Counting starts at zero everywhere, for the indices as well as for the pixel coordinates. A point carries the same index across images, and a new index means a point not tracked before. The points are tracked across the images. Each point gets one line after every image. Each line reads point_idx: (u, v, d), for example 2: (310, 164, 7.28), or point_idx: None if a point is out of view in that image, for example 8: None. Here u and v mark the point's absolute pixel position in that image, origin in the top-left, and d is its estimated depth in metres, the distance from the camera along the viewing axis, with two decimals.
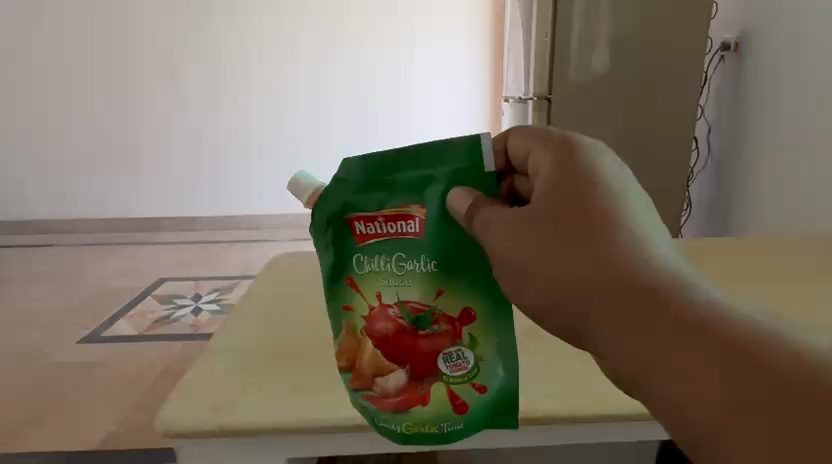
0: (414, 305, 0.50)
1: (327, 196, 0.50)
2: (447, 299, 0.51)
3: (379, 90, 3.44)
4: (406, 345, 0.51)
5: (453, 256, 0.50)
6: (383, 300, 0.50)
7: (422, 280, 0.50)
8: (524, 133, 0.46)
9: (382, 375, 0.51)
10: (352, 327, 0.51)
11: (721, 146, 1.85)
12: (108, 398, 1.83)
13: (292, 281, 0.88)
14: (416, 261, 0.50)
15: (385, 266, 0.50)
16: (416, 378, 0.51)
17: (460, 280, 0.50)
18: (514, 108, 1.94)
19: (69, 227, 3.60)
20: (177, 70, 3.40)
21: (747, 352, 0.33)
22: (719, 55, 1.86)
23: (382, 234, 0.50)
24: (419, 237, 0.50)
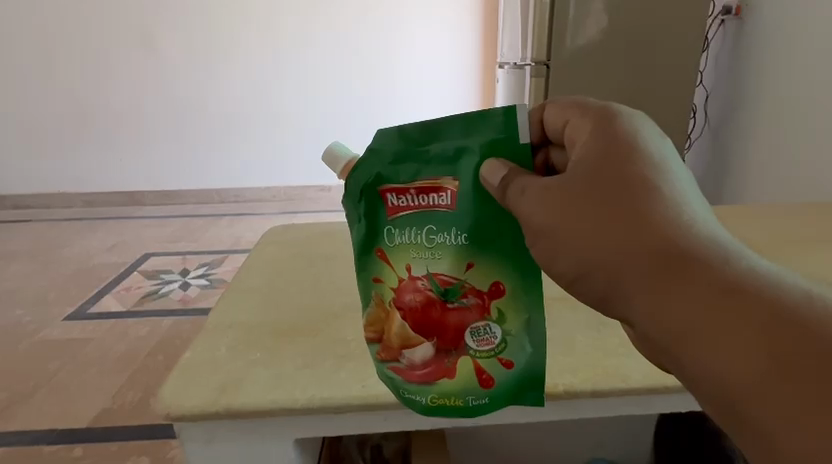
0: (442, 277, 0.49)
1: (361, 168, 0.49)
2: (477, 273, 0.49)
3: (366, 56, 3.32)
4: (433, 317, 0.49)
5: (485, 230, 0.48)
6: (412, 272, 0.49)
7: (453, 254, 0.49)
8: (561, 103, 0.46)
9: (408, 347, 0.50)
10: (380, 297, 0.51)
11: (718, 114, 1.83)
12: (98, 376, 1.80)
13: (293, 255, 0.84)
14: (447, 234, 0.49)
15: (416, 238, 0.49)
16: (442, 352, 0.50)
17: (491, 253, 0.49)
18: (510, 75, 1.88)
19: (48, 202, 3.49)
20: (153, 36, 3.24)
21: (785, 315, 0.32)
22: (719, 20, 1.82)
23: (413, 206, 0.49)
24: (451, 209, 0.48)
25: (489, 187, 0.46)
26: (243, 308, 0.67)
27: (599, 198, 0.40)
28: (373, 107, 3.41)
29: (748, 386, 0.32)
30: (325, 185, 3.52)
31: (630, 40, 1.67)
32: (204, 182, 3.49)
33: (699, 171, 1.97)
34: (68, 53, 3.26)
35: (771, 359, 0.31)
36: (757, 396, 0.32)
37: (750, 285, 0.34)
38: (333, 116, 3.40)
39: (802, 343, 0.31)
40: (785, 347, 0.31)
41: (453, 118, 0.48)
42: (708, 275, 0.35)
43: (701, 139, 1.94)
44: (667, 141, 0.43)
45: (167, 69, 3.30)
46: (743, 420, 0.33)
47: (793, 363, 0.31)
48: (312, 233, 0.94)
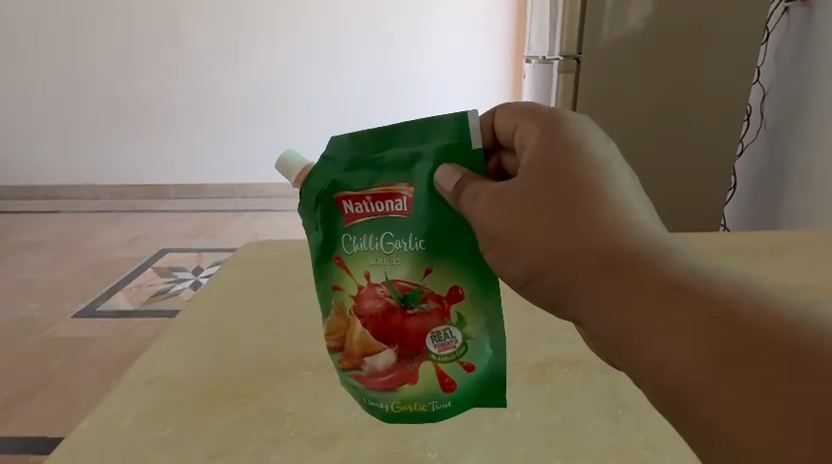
0: (400, 280, 0.45)
1: (316, 175, 0.45)
2: (437, 278, 0.45)
3: (393, 45, 3.15)
4: (393, 322, 0.45)
5: (442, 232, 0.45)
6: (370, 278, 0.45)
7: (410, 261, 0.45)
8: (513, 109, 0.44)
9: (367, 356, 0.45)
10: (340, 304, 0.46)
11: (776, 117, 1.60)
12: (97, 380, 1.74)
13: (257, 281, 0.70)
14: (404, 241, 0.45)
15: (373, 245, 0.45)
16: (404, 357, 0.45)
17: (450, 257, 0.45)
18: (536, 70, 1.69)
19: (77, 193, 3.50)
20: (178, 23, 3.15)
21: (724, 303, 0.31)
22: (782, 8, 1.57)
23: (371, 213, 0.45)
24: (409, 215, 0.44)
25: (444, 194, 0.44)
26: (174, 356, 0.55)
27: (549, 199, 0.39)
28: (400, 101, 3.25)
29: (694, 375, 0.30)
30: None
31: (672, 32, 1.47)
32: (227, 175, 3.43)
33: (750, 181, 1.74)
34: (96, 41, 3.22)
35: (711, 351, 0.30)
36: (705, 387, 0.29)
37: (693, 278, 0.33)
38: (355, 109, 3.27)
39: (744, 328, 0.29)
40: (729, 334, 0.30)
41: (407, 124, 0.45)
42: (649, 268, 0.34)
43: (756, 145, 1.70)
44: (613, 149, 0.41)
45: (192, 60, 3.22)
46: (690, 416, 0.30)
47: (735, 355, 0.29)
48: (289, 251, 0.78)
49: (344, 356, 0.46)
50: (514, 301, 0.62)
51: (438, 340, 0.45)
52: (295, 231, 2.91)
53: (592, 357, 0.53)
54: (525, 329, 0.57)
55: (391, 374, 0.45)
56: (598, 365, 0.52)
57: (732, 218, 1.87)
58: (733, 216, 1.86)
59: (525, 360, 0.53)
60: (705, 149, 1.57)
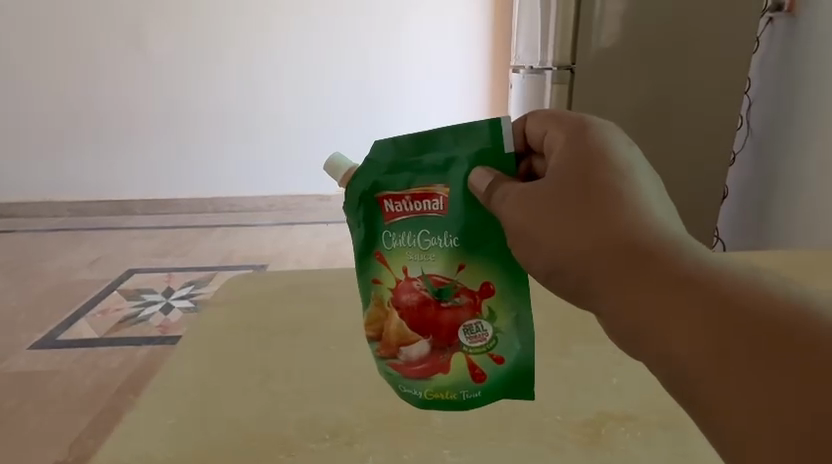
0: (435, 274, 0.43)
1: (357, 176, 0.43)
2: (470, 273, 0.43)
3: (370, 49, 3.05)
4: (428, 315, 0.43)
5: (476, 228, 0.42)
6: (406, 271, 0.43)
7: (444, 258, 0.43)
8: (541, 116, 0.41)
9: (402, 347, 0.44)
10: (378, 296, 0.44)
11: (763, 125, 1.58)
12: (58, 415, 1.55)
13: (245, 326, 0.60)
14: (439, 238, 0.43)
15: (409, 243, 0.43)
16: (438, 349, 0.44)
17: (483, 253, 0.43)
18: (525, 81, 1.59)
19: (34, 211, 3.27)
20: (144, 31, 3.01)
21: (751, 301, 0.29)
22: (767, 18, 1.55)
23: (409, 212, 0.43)
24: (444, 213, 0.42)
25: (477, 195, 0.41)
26: (149, 440, 0.44)
27: (569, 199, 0.36)
28: (380, 111, 3.14)
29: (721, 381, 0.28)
30: (326, 193, 3.26)
31: (666, 41, 1.39)
32: (199, 189, 3.25)
33: (740, 192, 1.72)
34: (56, 50, 3.03)
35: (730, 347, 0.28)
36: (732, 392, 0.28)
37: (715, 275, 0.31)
38: (333, 116, 3.14)
39: (769, 325, 0.28)
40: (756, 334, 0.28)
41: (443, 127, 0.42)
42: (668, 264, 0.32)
43: (743, 154, 1.69)
44: (637, 153, 0.38)
45: (159, 67, 3.06)
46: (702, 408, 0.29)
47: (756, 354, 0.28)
48: (277, 286, 0.69)
49: (381, 345, 0.45)
50: (545, 344, 0.56)
51: (470, 332, 0.44)
52: (272, 246, 2.77)
53: (649, 412, 0.46)
54: (564, 378, 0.51)
55: (424, 364, 0.44)
56: (657, 421, 0.45)
57: (722, 230, 1.84)
58: (724, 227, 1.82)
59: (573, 416, 0.46)
60: (708, 163, 1.47)
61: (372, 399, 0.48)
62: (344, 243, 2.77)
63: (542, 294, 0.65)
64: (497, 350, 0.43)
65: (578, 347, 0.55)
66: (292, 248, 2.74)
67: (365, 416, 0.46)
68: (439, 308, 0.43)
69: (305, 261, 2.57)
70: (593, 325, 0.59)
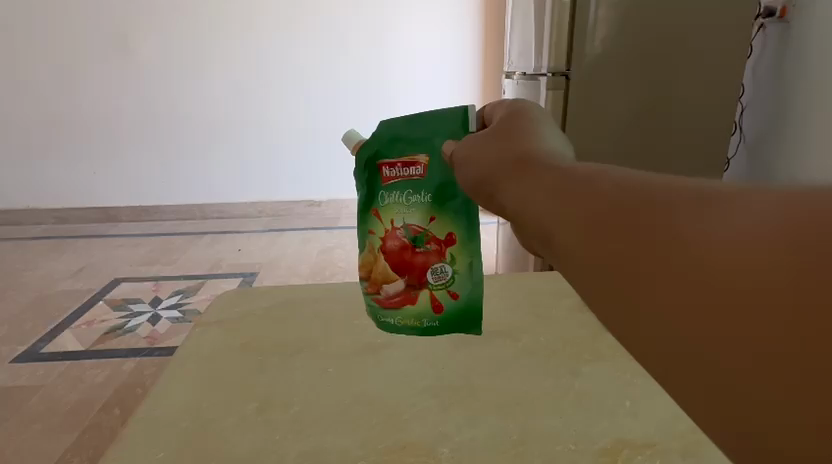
0: (412, 224, 0.53)
1: (363, 145, 0.53)
2: (439, 226, 0.53)
3: (360, 55, 3.02)
4: (404, 257, 0.54)
5: (444, 190, 0.52)
6: (393, 222, 0.53)
7: (421, 212, 0.53)
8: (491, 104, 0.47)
9: (384, 283, 0.55)
10: (370, 241, 0.55)
11: (757, 131, 1.58)
12: (40, 433, 1.49)
13: (237, 347, 0.58)
14: (417, 197, 0.52)
15: (397, 199, 0.53)
16: (412, 284, 0.54)
17: (450, 211, 0.52)
18: (519, 87, 1.58)
19: (17, 219, 3.19)
20: (128, 36, 2.95)
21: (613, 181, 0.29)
22: (759, 24, 1.56)
23: (398, 176, 0.52)
24: (424, 177, 0.52)
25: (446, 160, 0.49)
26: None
27: (493, 141, 0.40)
28: (370, 117, 3.12)
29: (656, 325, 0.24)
30: (315, 199, 3.23)
31: (661, 47, 1.38)
32: (187, 196, 3.20)
33: None
34: (38, 56, 2.97)
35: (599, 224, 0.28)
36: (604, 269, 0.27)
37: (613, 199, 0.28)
38: (322, 121, 3.11)
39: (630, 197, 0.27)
40: (630, 225, 0.26)
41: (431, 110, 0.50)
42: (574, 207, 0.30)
43: (737, 160, 1.68)
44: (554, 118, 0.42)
45: (145, 74, 3.01)
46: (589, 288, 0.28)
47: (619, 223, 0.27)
48: (270, 303, 0.67)
49: (369, 283, 0.56)
50: (554, 364, 0.54)
51: (436, 272, 0.54)
52: (262, 254, 2.72)
53: (668, 437, 0.44)
54: (577, 400, 0.49)
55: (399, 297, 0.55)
56: (678, 448, 0.43)
57: None
58: None
59: (588, 444, 0.44)
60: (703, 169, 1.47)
61: (375, 428, 0.46)
62: (335, 249, 2.73)
63: (548, 311, 0.64)
64: (454, 286, 0.55)
65: (588, 366, 0.53)
66: (282, 255, 2.69)
67: (370, 448, 0.44)
68: (414, 252, 0.54)
69: (296, 268, 2.53)
70: (601, 342, 0.57)
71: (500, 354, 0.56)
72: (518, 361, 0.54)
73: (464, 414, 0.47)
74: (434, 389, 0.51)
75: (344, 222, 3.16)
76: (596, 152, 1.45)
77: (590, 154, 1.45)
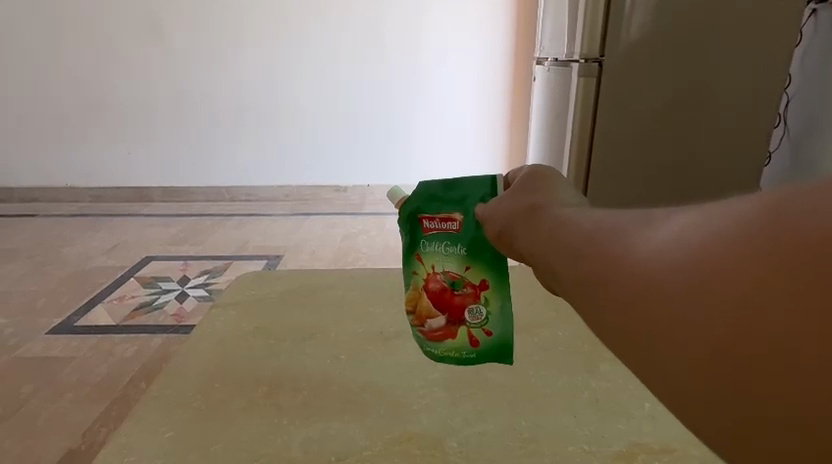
0: (451, 270, 0.48)
1: (405, 203, 0.49)
2: (476, 271, 0.47)
3: (388, 42, 2.99)
4: (445, 296, 0.48)
5: (484, 241, 0.46)
6: (433, 267, 0.49)
7: (458, 262, 0.48)
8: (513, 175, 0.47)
9: (429, 317, 0.49)
10: (415, 280, 0.50)
11: (803, 123, 1.49)
12: (71, 404, 1.55)
13: (253, 330, 0.58)
14: (453, 247, 0.47)
15: (437, 249, 0.48)
16: (452, 321, 0.48)
17: (488, 259, 0.47)
18: (549, 75, 1.53)
19: (55, 197, 3.31)
20: (163, 21, 3.00)
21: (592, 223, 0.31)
22: (810, 9, 1.46)
23: (435, 227, 0.48)
24: (460, 231, 0.47)
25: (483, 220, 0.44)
26: (147, 454, 0.42)
27: (511, 197, 0.41)
28: (397, 109, 3.10)
29: (648, 330, 0.25)
30: (341, 185, 3.24)
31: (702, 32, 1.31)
32: (215, 179, 3.26)
33: None
34: (76, 40, 3.05)
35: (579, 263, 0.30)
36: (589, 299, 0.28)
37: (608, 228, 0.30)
38: (349, 108, 3.10)
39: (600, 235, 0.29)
40: (598, 260, 0.28)
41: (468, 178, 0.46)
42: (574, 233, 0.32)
43: (778, 153, 1.60)
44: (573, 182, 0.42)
45: (179, 57, 3.06)
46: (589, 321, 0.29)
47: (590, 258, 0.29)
48: (287, 286, 0.67)
49: (415, 315, 0.50)
50: (571, 361, 0.52)
51: (475, 312, 0.48)
52: (286, 238, 2.75)
53: (689, 442, 0.42)
54: (592, 399, 0.47)
55: (439, 332, 0.50)
56: (696, 454, 0.41)
57: None
58: None
59: (601, 446, 0.42)
60: (742, 163, 1.40)
61: (383, 417, 0.45)
62: (358, 235, 2.73)
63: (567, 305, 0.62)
64: (491, 325, 0.48)
65: (607, 365, 0.51)
66: (306, 239, 2.71)
67: (375, 438, 0.43)
68: (453, 294, 0.48)
69: (319, 252, 2.55)
70: None
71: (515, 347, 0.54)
72: (532, 356, 0.53)
73: (475, 407, 0.46)
74: (444, 381, 0.50)
75: (369, 209, 3.15)
76: (627, 141, 1.39)
77: (620, 143, 1.39)
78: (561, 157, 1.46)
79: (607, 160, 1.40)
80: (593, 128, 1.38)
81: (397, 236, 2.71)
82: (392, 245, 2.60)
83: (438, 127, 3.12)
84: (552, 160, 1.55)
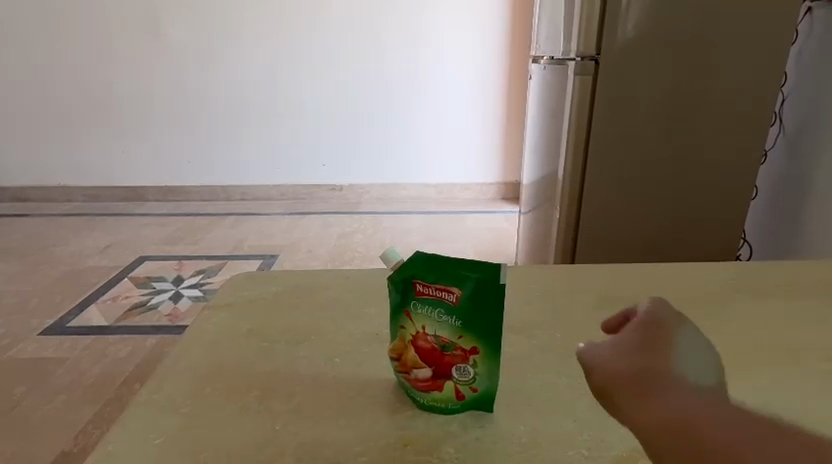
0: (444, 335, 0.43)
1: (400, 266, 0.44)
2: (469, 341, 0.42)
3: (385, 39, 2.97)
4: (433, 357, 0.43)
5: (484, 316, 0.41)
6: (423, 328, 0.43)
7: (451, 332, 0.42)
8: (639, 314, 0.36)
9: (413, 369, 0.44)
10: (400, 333, 0.45)
11: (798, 122, 1.49)
12: (63, 406, 1.53)
13: (245, 333, 0.57)
14: (446, 317, 0.42)
15: (429, 314, 0.43)
16: (440, 376, 0.44)
17: (483, 332, 0.42)
18: (547, 73, 1.53)
19: (48, 195, 3.28)
20: (159, 17, 2.97)
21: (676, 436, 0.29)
22: (806, 8, 1.46)
23: (429, 291, 0.42)
24: (456, 303, 0.42)
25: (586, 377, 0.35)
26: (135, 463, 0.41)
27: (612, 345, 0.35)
28: (394, 107, 3.08)
29: None
30: (338, 184, 3.22)
31: (698, 30, 1.31)
32: (211, 177, 3.24)
33: (769, 191, 1.62)
34: (70, 37, 3.02)
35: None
36: None
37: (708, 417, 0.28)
38: (347, 105, 3.09)
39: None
40: None
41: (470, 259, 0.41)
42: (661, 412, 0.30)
43: (774, 151, 1.60)
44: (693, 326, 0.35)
45: (175, 54, 3.03)
46: None
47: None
48: (281, 287, 0.66)
49: (397, 364, 0.45)
50: (569, 363, 0.51)
51: (463, 372, 0.43)
52: (282, 237, 2.73)
53: None
54: (592, 403, 0.46)
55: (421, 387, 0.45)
56: None
57: (749, 229, 1.74)
58: (749, 226, 1.73)
59: (602, 450, 0.41)
60: (739, 161, 1.40)
61: (378, 423, 0.44)
62: (354, 234, 2.72)
63: (565, 306, 0.61)
64: (479, 384, 0.44)
65: None
66: (302, 238, 2.70)
67: (370, 444, 0.42)
68: (443, 356, 0.43)
69: (315, 251, 2.54)
70: None
71: (513, 350, 0.53)
72: (529, 359, 0.52)
73: (473, 411, 0.45)
74: None
75: (366, 207, 3.15)
76: (624, 139, 1.38)
77: (617, 141, 1.38)
78: (558, 156, 1.46)
79: (604, 158, 1.40)
80: (589, 125, 1.38)
81: (394, 234, 2.71)
82: (388, 244, 2.59)
83: (436, 125, 3.11)
84: (549, 158, 1.54)
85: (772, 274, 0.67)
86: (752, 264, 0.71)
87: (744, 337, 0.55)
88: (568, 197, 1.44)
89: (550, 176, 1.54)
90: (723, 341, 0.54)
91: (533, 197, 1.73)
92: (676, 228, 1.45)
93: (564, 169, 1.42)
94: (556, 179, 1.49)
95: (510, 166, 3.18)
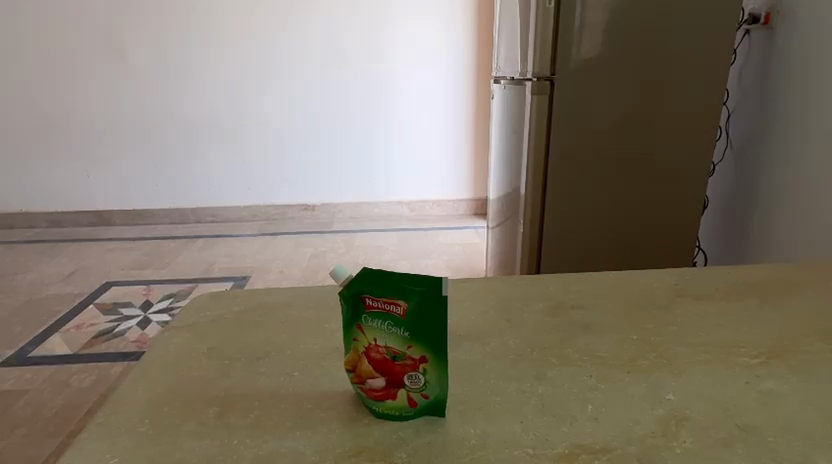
0: (394, 346, 0.45)
1: (350, 284, 0.45)
2: (418, 349, 0.44)
3: (352, 59, 3.02)
4: (386, 366, 0.45)
5: (429, 327, 0.43)
6: (375, 340, 0.45)
7: (401, 342, 0.44)
8: None
9: (368, 378, 0.46)
10: (354, 345, 0.47)
11: (742, 136, 1.59)
12: (21, 439, 1.48)
13: (205, 352, 0.58)
14: (395, 329, 0.44)
15: (379, 326, 0.45)
16: (393, 386, 0.46)
17: (431, 343, 0.44)
18: (507, 92, 1.60)
19: (9, 222, 3.19)
20: (121, 39, 2.95)
21: None
22: (744, 30, 1.56)
23: (378, 306, 0.44)
24: (403, 315, 0.44)
25: None
26: None
27: None
28: (362, 125, 3.12)
29: None
30: (310, 203, 3.24)
31: (645, 51, 1.38)
32: (179, 200, 3.20)
33: (721, 201, 1.71)
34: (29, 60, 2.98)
35: None
36: None
37: None
38: (316, 125, 3.11)
39: None
40: None
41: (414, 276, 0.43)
42: None
43: (723, 163, 1.69)
44: None
45: (138, 77, 3.01)
46: None
47: None
48: (243, 306, 0.67)
49: (353, 375, 0.47)
50: (519, 366, 0.54)
51: (415, 380, 0.45)
52: (253, 258, 2.71)
53: (628, 440, 0.44)
54: (539, 404, 0.48)
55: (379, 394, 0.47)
56: (634, 451, 0.43)
57: (705, 238, 1.82)
58: (705, 235, 1.81)
59: (545, 448, 0.43)
60: (688, 174, 1.47)
61: (333, 433, 0.45)
62: (327, 253, 2.72)
63: (519, 314, 0.64)
64: (430, 390, 0.46)
65: (555, 370, 0.53)
66: (274, 259, 2.68)
67: (325, 452, 0.44)
68: (395, 365, 0.45)
69: (287, 272, 2.52)
70: (569, 345, 0.57)
71: (466, 358, 0.56)
72: (483, 365, 0.54)
73: (426, 416, 0.47)
74: None
75: (338, 225, 3.15)
76: (580, 154, 1.44)
77: (574, 156, 1.44)
78: (520, 171, 1.51)
79: (563, 172, 1.45)
80: (548, 140, 1.43)
81: (366, 252, 2.72)
82: (361, 261, 2.60)
83: (404, 142, 3.16)
84: (512, 173, 1.59)
85: (713, 279, 0.72)
86: (693, 269, 0.75)
87: (682, 337, 0.58)
88: (531, 210, 1.48)
89: (513, 190, 1.59)
90: (662, 341, 0.58)
91: (498, 212, 1.78)
92: (632, 238, 1.51)
93: (526, 184, 1.48)
94: (519, 194, 1.54)
95: (479, 183, 3.25)
